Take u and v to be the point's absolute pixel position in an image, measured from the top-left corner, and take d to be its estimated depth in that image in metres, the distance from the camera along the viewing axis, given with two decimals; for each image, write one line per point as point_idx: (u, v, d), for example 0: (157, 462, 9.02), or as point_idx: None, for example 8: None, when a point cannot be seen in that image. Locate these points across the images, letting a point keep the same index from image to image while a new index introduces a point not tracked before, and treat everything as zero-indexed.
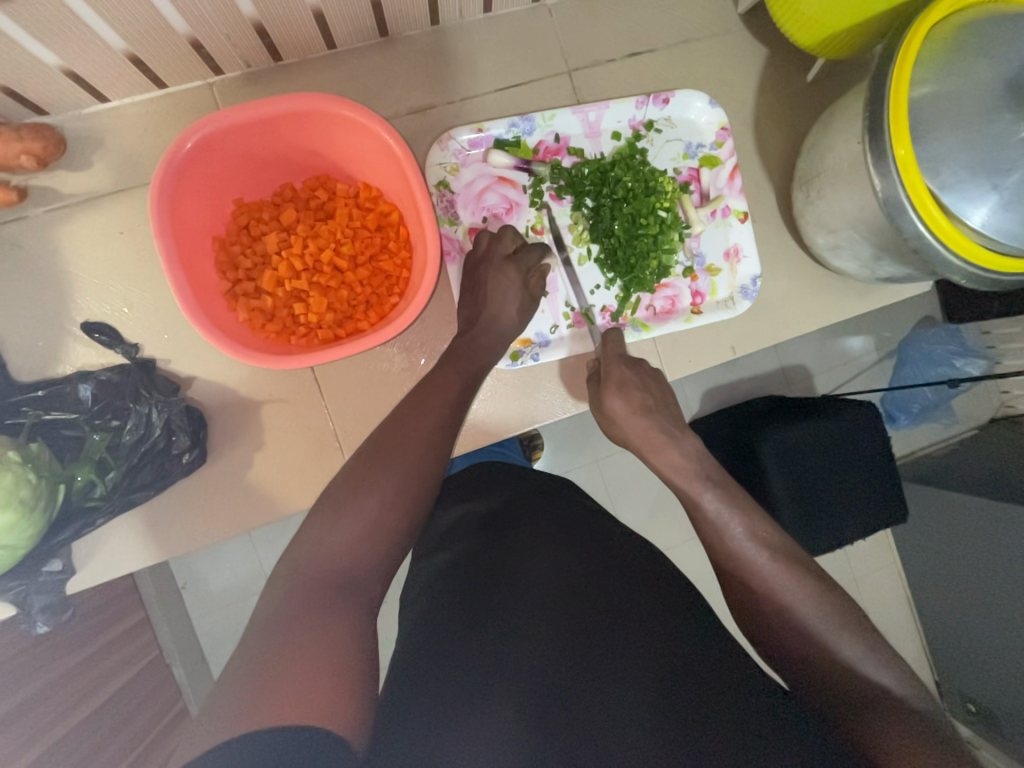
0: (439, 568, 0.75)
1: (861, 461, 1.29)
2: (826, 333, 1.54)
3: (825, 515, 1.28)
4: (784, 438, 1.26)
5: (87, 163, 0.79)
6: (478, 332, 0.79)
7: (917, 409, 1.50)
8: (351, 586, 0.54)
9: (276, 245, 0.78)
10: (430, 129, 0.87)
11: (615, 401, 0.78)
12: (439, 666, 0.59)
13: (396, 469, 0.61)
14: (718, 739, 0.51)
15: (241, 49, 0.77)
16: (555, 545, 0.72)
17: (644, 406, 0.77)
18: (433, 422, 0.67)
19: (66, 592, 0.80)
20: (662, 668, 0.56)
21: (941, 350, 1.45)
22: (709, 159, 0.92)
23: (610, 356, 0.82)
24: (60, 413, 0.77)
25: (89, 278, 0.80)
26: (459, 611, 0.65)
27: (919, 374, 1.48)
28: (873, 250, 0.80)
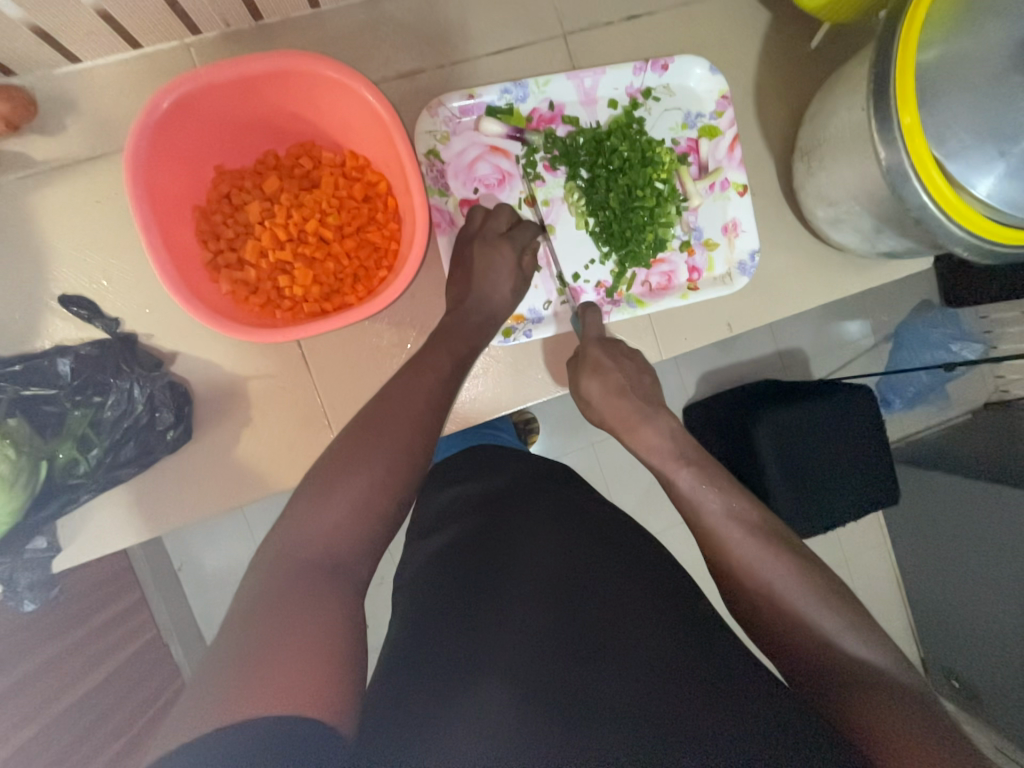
0: (430, 549, 0.74)
1: (855, 444, 1.29)
2: (824, 316, 1.52)
3: (819, 498, 1.28)
4: (779, 422, 1.25)
5: (60, 128, 0.76)
6: (468, 307, 0.77)
7: (913, 392, 1.46)
8: (335, 563, 0.53)
9: (259, 214, 0.75)
10: (419, 94, 0.84)
11: (589, 383, 0.79)
12: (429, 642, 0.58)
13: (383, 446, 0.60)
14: (706, 714, 0.51)
15: (219, 5, 0.73)
16: (548, 525, 0.71)
17: (620, 388, 0.77)
18: (423, 398, 0.65)
19: (54, 568, 0.78)
20: (652, 644, 0.56)
21: (938, 333, 1.42)
22: (709, 129, 0.89)
23: (589, 336, 0.81)
24: (39, 388, 0.75)
25: (65, 249, 0.77)
26: (449, 589, 0.64)
27: (915, 357, 1.45)
28: (875, 222, 0.78)
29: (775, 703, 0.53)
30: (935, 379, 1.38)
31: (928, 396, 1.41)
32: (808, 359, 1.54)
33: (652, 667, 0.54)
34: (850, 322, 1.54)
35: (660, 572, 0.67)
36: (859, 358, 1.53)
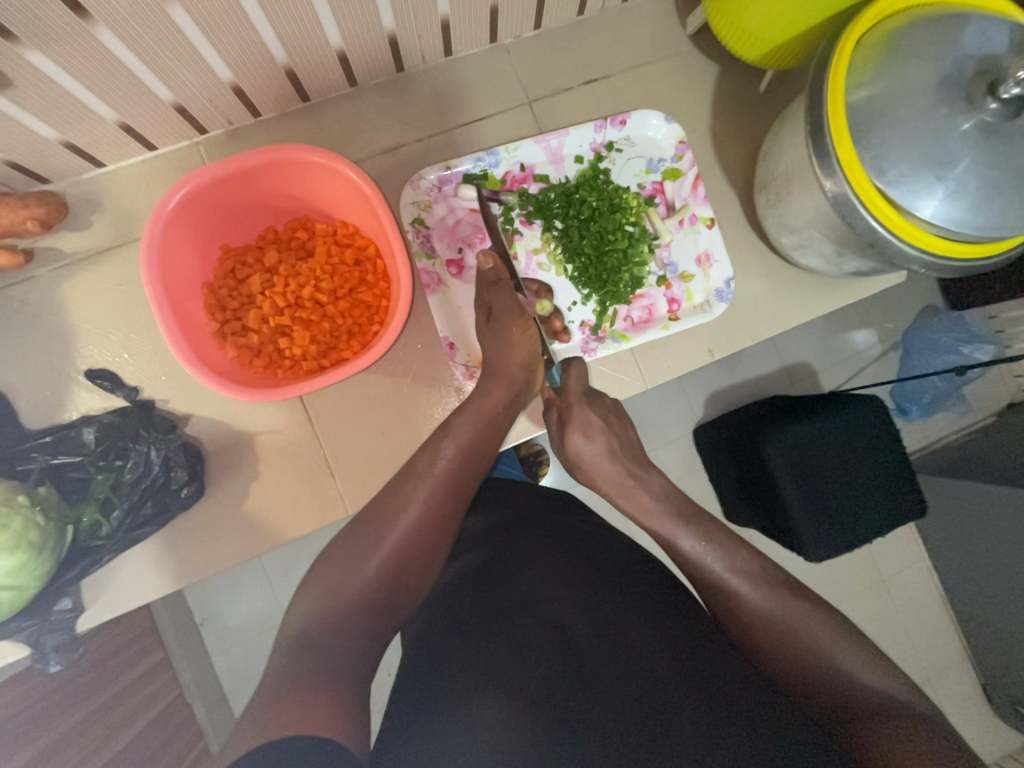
0: (435, 584, 0.77)
1: (864, 456, 1.28)
2: (826, 329, 1.54)
3: (836, 513, 1.26)
4: (790, 438, 1.25)
5: (88, 223, 0.86)
6: None
7: (928, 399, 1.48)
8: None
9: (260, 286, 0.83)
10: (403, 166, 0.92)
11: (577, 442, 0.81)
12: (430, 681, 0.60)
13: None
14: (703, 740, 0.51)
15: (223, 109, 0.84)
16: (543, 556, 0.73)
17: (608, 451, 0.80)
18: None
19: (77, 630, 0.82)
20: (646, 673, 0.57)
21: (947, 338, 1.44)
22: (672, 172, 0.96)
23: (574, 396, 0.83)
24: (66, 457, 0.81)
25: (92, 329, 0.85)
26: (451, 622, 0.66)
27: (926, 363, 1.47)
28: (835, 246, 0.82)
29: (768, 724, 0.54)
30: (950, 383, 1.46)
31: (944, 400, 1.48)
32: (816, 372, 1.54)
33: (646, 694, 0.55)
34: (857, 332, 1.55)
35: (657, 596, 0.68)
36: (868, 368, 1.52)
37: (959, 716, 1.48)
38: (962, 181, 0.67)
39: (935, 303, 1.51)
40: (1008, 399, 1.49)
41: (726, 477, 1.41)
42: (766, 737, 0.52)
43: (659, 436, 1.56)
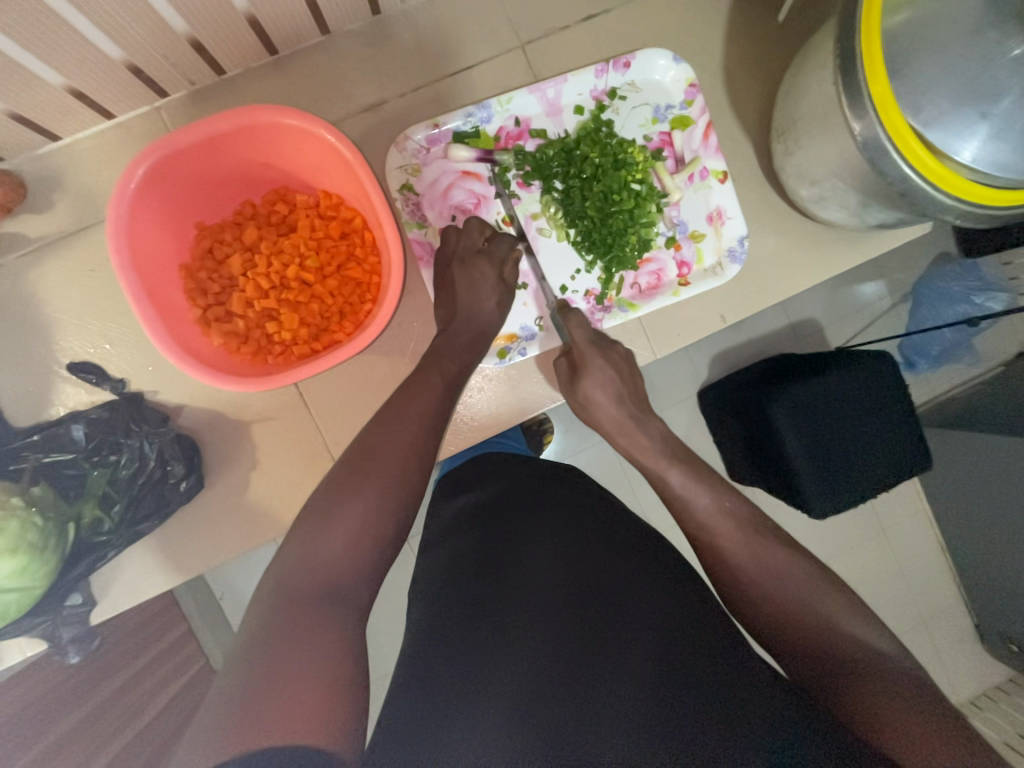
0: (438, 560, 0.75)
1: (871, 414, 1.25)
2: (834, 282, 1.47)
3: (843, 472, 1.24)
4: (796, 397, 1.22)
5: (49, 204, 0.79)
6: (464, 329, 0.78)
7: (937, 351, 1.44)
8: (340, 600, 0.54)
9: (242, 265, 0.77)
10: (386, 125, 0.84)
11: (589, 390, 0.75)
12: (438, 661, 0.58)
13: (375, 478, 0.60)
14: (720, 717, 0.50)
15: (182, 67, 0.75)
16: (548, 533, 0.71)
17: (619, 395, 0.75)
18: (413, 427, 0.65)
19: (93, 621, 0.82)
20: (659, 651, 0.55)
21: (959, 287, 1.37)
22: (680, 120, 0.88)
23: (587, 342, 0.77)
24: (59, 454, 0.79)
25: (69, 319, 0.80)
26: (454, 605, 0.64)
27: (936, 315, 1.41)
28: (861, 197, 0.75)
29: (782, 693, 0.52)
30: (959, 335, 1.40)
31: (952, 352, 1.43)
32: (822, 328, 1.49)
33: (660, 672, 0.54)
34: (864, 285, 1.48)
35: (666, 570, 0.66)
36: (879, 321, 1.48)
37: (954, 658, 1.53)
38: (1009, 118, 0.60)
39: (947, 250, 1.44)
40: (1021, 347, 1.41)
41: (729, 439, 1.39)
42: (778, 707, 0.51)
43: (663, 400, 1.53)
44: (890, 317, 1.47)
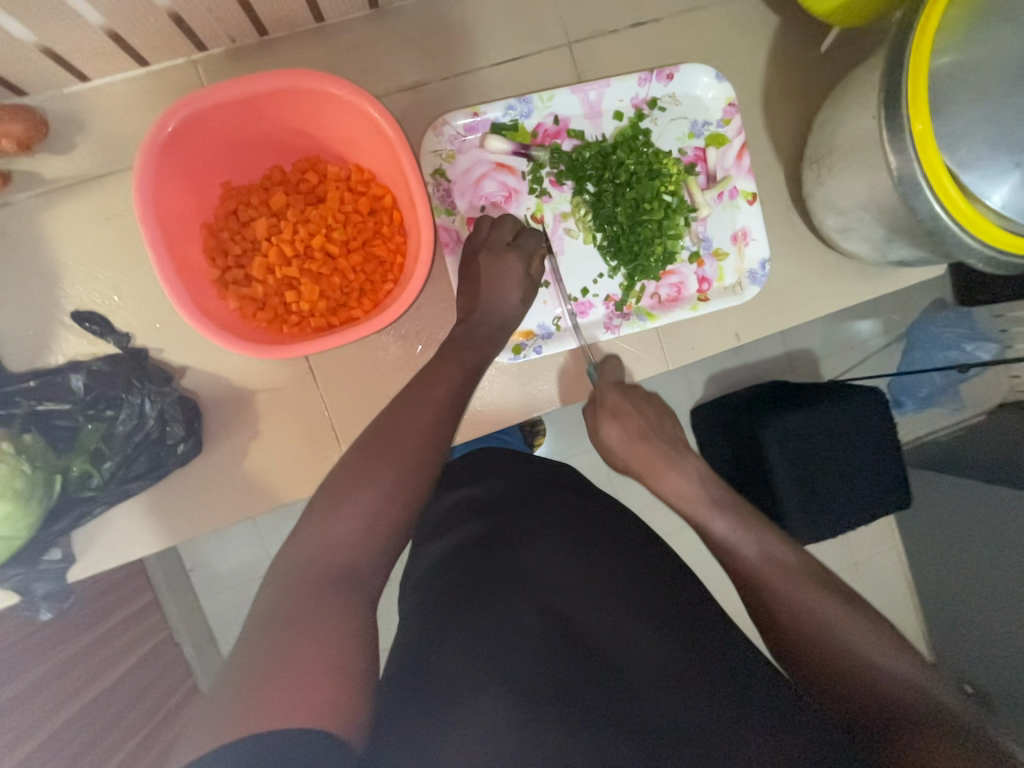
0: (438, 552, 0.74)
1: (867, 447, 1.27)
2: (832, 317, 1.49)
3: (831, 503, 1.26)
4: (791, 425, 1.24)
5: (71, 146, 0.77)
6: (482, 320, 0.77)
7: (926, 393, 1.30)
8: (346, 580, 0.52)
9: (266, 230, 0.75)
10: (425, 107, 0.83)
11: (609, 428, 0.81)
12: (436, 646, 0.57)
13: (386, 464, 0.60)
14: (721, 729, 0.50)
15: (225, 22, 0.74)
16: (552, 533, 0.70)
17: (640, 433, 0.80)
18: (430, 416, 0.65)
19: (68, 580, 0.80)
20: (660, 661, 0.55)
21: (950, 333, 1.35)
22: (716, 138, 0.88)
23: (607, 381, 0.83)
24: (53, 404, 0.76)
25: (78, 266, 0.78)
26: (453, 597, 0.64)
27: (925, 358, 1.38)
28: (886, 232, 0.77)
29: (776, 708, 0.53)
30: (948, 380, 1.25)
31: (940, 397, 1.27)
32: (818, 360, 1.51)
33: (660, 683, 0.53)
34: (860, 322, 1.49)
35: (667, 582, 0.66)
36: (869, 359, 1.47)
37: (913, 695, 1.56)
38: None
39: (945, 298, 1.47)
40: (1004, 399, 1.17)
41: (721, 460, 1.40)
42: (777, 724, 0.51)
43: None
44: (881, 355, 1.45)
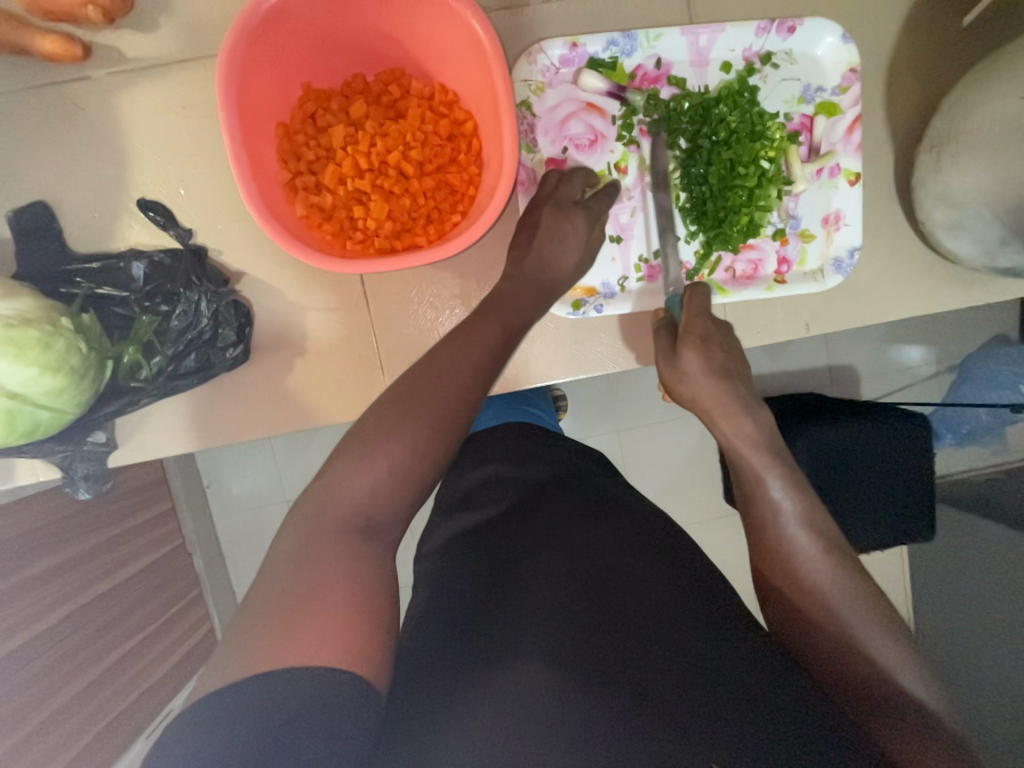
0: (464, 523, 0.73)
1: (895, 472, 1.22)
2: (883, 336, 1.39)
3: (853, 517, 1.22)
4: (822, 436, 1.18)
5: (154, 25, 0.74)
6: (536, 277, 0.74)
7: (966, 430, 1.34)
8: (371, 532, 0.52)
9: (342, 139, 0.72)
10: (519, 32, 0.78)
11: (691, 355, 0.66)
12: (456, 619, 0.57)
13: (422, 412, 0.57)
14: (751, 734, 0.48)
15: None
16: (581, 514, 0.68)
17: (726, 368, 0.65)
18: (470, 371, 0.61)
19: (108, 464, 0.81)
20: (692, 652, 0.53)
21: (1008, 372, 1.28)
22: (829, 105, 0.80)
23: (695, 309, 0.70)
24: (112, 290, 0.76)
25: (148, 153, 0.76)
26: (479, 568, 0.63)
27: (976, 394, 1.31)
28: (1004, 232, 0.71)
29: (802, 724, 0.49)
30: (995, 419, 1.30)
31: (982, 436, 1.33)
32: (859, 379, 1.41)
33: (683, 680, 0.51)
34: (910, 348, 1.40)
35: (694, 572, 0.62)
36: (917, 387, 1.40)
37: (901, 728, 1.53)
38: None
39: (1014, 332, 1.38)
40: None
41: None
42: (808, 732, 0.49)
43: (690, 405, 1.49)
44: (930, 384, 1.39)
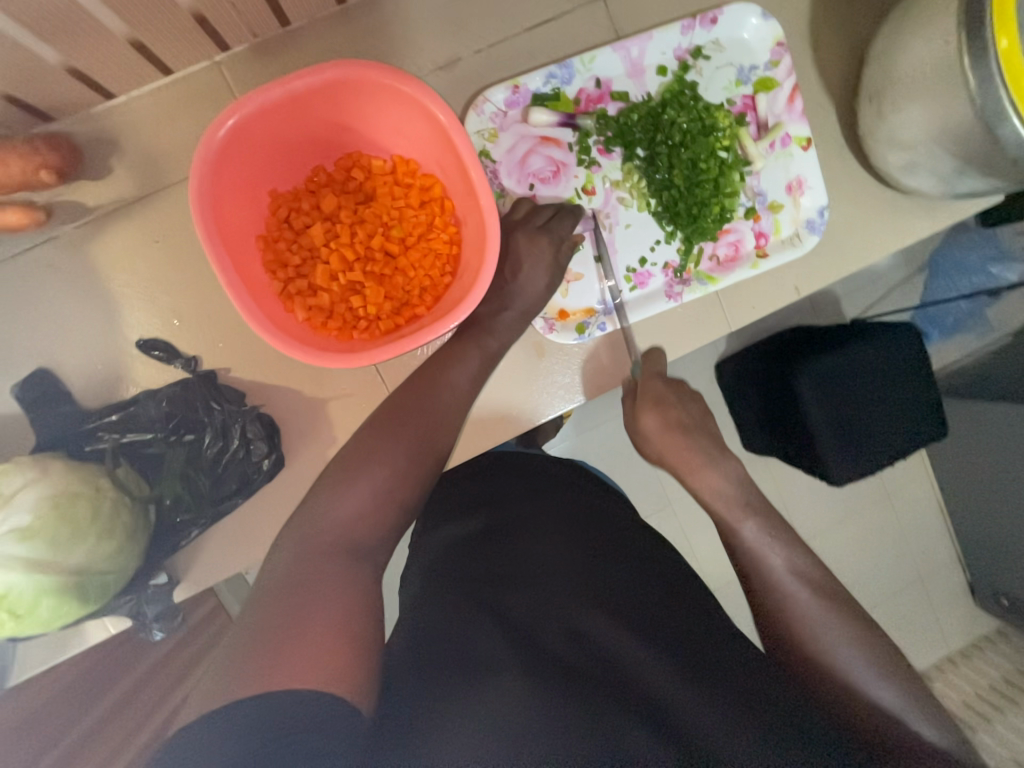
0: (444, 546, 0.72)
1: (898, 383, 1.15)
2: None
3: (869, 438, 1.13)
4: (823, 366, 1.11)
5: (107, 170, 0.74)
6: (520, 304, 0.78)
7: (951, 322, 1.37)
8: (355, 551, 0.56)
9: (322, 236, 0.73)
10: (461, 86, 0.80)
11: (649, 419, 0.78)
12: (440, 638, 0.55)
13: (403, 433, 0.64)
14: (725, 723, 0.49)
15: (247, 17, 0.70)
16: (563, 531, 0.69)
17: (680, 425, 0.77)
18: (443, 390, 0.69)
19: (175, 599, 0.81)
20: (674, 650, 0.55)
21: (976, 257, 1.30)
22: (765, 82, 0.83)
23: (649, 372, 0.82)
24: (136, 434, 0.77)
25: (134, 294, 0.77)
26: (463, 585, 0.62)
27: (951, 286, 1.33)
28: (956, 164, 0.73)
29: (781, 709, 0.52)
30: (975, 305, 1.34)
31: (967, 323, 1.36)
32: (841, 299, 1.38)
33: (668, 674, 0.52)
34: None
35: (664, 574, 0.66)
36: (895, 292, 1.37)
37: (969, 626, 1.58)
38: None
39: None
40: None
41: (745, 412, 1.27)
42: (788, 727, 0.50)
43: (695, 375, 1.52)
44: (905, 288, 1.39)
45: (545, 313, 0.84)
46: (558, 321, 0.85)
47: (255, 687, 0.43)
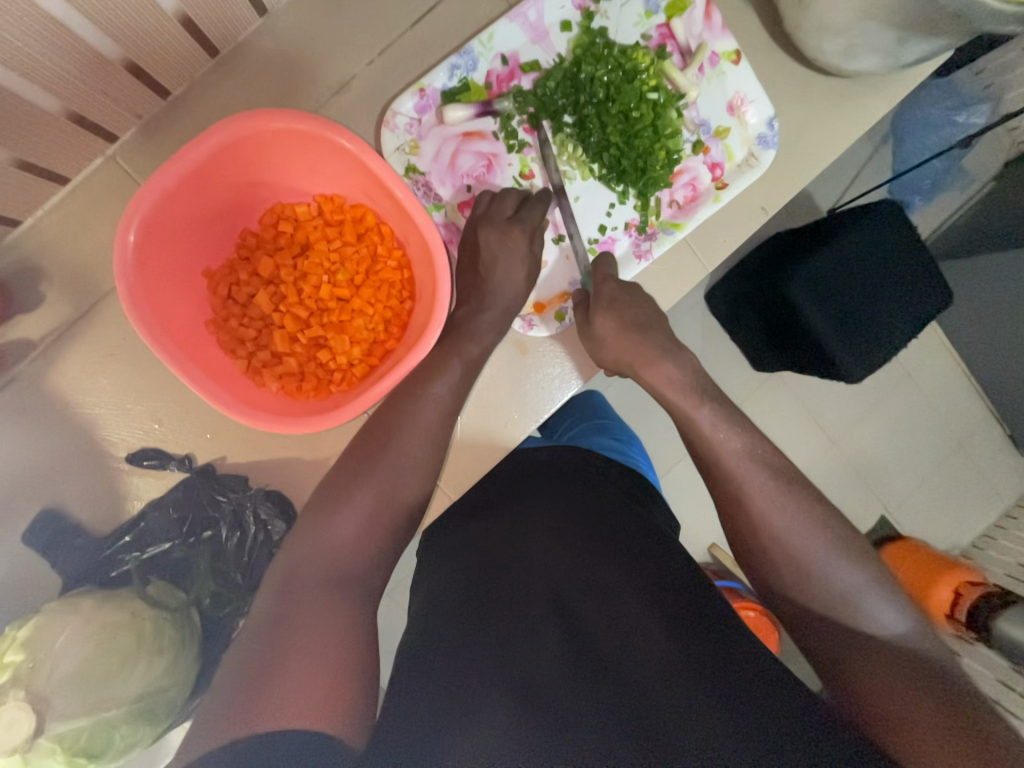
0: (446, 557, 0.70)
1: (891, 266, 1.09)
2: None
3: (875, 331, 1.10)
4: (815, 270, 1.06)
5: (39, 299, 0.72)
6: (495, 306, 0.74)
7: (929, 184, 1.27)
8: (346, 580, 0.56)
9: (270, 301, 0.71)
10: (365, 105, 0.75)
11: (604, 320, 0.73)
12: (433, 667, 0.52)
13: (380, 463, 0.64)
14: (721, 725, 0.43)
15: (123, 99, 0.66)
16: (553, 527, 0.64)
17: (637, 326, 0.73)
18: (412, 409, 0.67)
19: None
20: (666, 650, 0.49)
21: (938, 110, 1.19)
22: (675, 5, 0.78)
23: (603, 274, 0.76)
24: (155, 546, 0.76)
25: (108, 411, 0.75)
26: (458, 603, 0.59)
27: (920, 148, 1.23)
28: (896, 34, 0.68)
29: (789, 702, 0.45)
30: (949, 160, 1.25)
31: (947, 180, 1.28)
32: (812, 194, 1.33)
33: (659, 682, 0.46)
34: None
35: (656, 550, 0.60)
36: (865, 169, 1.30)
37: None
38: None
39: None
40: (1008, 156, 1.28)
41: (748, 338, 1.24)
42: (798, 720, 0.44)
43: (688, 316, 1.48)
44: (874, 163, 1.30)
45: (522, 312, 0.81)
46: (536, 315, 0.82)
47: (242, 722, 0.44)
